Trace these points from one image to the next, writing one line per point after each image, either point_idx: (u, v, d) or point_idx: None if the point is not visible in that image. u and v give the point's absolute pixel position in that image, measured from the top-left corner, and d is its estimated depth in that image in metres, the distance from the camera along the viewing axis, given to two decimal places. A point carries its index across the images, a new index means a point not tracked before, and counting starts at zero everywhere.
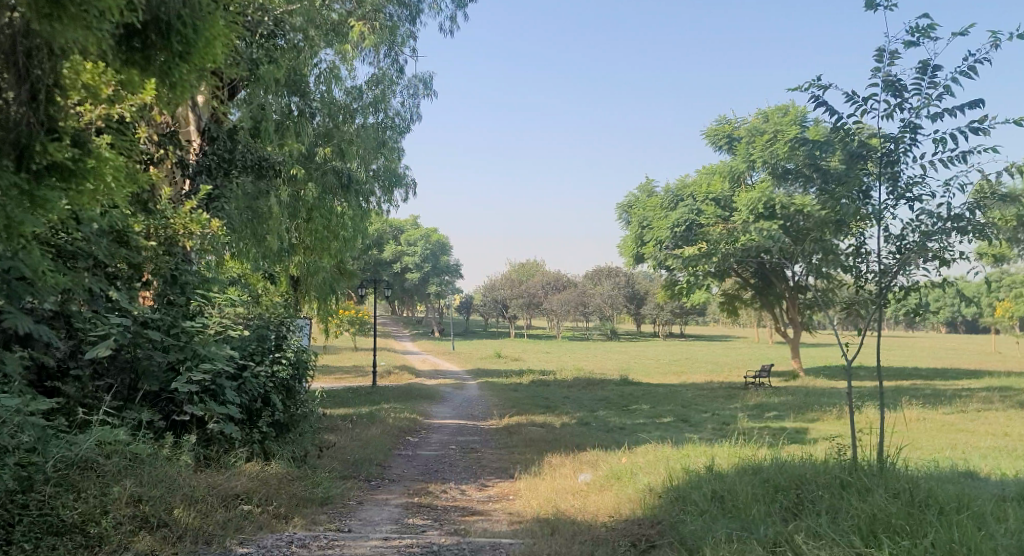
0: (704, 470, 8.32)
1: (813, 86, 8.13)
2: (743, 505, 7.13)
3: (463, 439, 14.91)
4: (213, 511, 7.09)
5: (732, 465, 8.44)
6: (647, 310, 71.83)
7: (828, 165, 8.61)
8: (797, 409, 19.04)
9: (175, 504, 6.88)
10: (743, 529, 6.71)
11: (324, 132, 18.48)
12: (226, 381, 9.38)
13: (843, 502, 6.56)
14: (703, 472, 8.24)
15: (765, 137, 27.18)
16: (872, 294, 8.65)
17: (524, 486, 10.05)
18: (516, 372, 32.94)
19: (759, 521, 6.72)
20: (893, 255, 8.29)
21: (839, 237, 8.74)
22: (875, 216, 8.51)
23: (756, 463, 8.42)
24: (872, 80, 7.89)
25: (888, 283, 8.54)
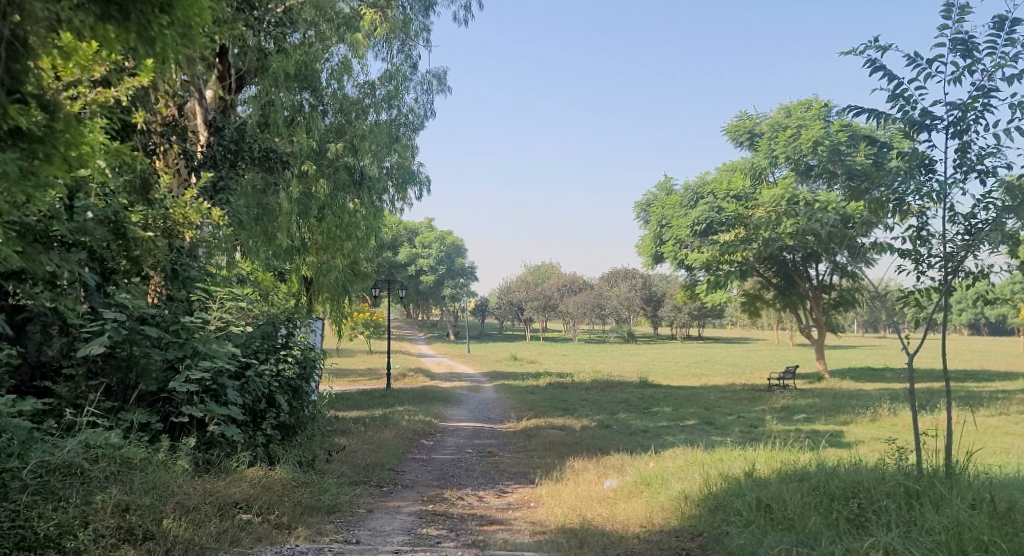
0: (746, 476, 7.69)
1: (869, 49, 7.50)
2: (794, 517, 6.50)
3: (479, 443, 14.30)
4: (208, 521, 6.50)
5: (774, 471, 7.80)
6: (664, 312, 70.93)
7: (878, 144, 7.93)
8: (828, 411, 18.32)
9: (165, 514, 6.29)
10: (800, 545, 6.07)
11: (336, 128, 17.78)
12: (228, 381, 8.79)
13: (918, 517, 5.98)
14: (745, 478, 7.62)
15: (789, 133, 26.47)
16: (935, 283, 7.85)
17: (547, 492, 9.41)
18: (533, 375, 32.26)
19: (820, 537, 6.08)
20: (960, 236, 7.63)
21: (896, 220, 8.07)
22: (940, 194, 7.80)
23: (805, 469, 7.80)
24: (939, 40, 7.28)
25: (955, 270, 7.74)
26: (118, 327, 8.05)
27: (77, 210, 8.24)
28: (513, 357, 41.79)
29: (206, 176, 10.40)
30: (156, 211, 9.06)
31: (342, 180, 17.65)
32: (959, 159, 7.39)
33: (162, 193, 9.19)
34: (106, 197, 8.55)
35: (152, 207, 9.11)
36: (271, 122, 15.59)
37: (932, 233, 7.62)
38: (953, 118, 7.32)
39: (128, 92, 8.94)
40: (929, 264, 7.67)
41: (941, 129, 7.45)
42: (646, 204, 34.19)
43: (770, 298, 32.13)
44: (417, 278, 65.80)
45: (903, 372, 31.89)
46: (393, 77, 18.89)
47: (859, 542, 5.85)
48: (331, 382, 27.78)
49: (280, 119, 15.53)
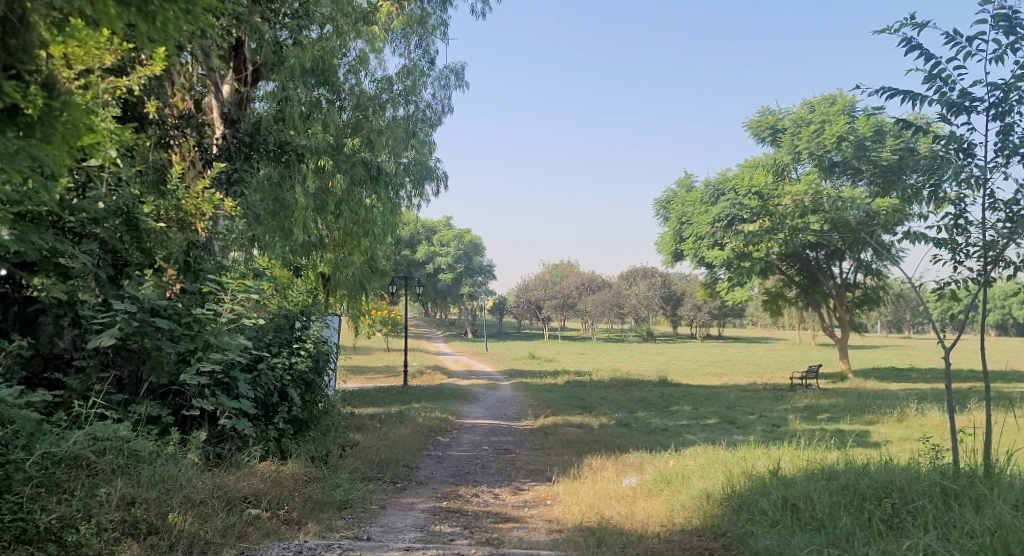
0: (772, 473, 7.45)
1: (906, 27, 7.27)
2: (822, 518, 6.26)
3: (495, 440, 14.09)
4: (215, 514, 6.36)
5: (801, 469, 7.55)
6: (684, 311, 70.46)
7: (911, 130, 7.64)
8: (852, 411, 17.99)
9: (170, 508, 6.16)
10: (832, 547, 5.83)
11: (353, 123, 17.50)
12: (240, 374, 8.62)
13: (958, 518, 5.74)
14: (771, 476, 7.37)
15: (812, 129, 26.09)
16: (973, 274, 7.56)
17: (564, 490, 9.20)
18: (551, 373, 32.01)
19: (854, 539, 5.85)
20: (1002, 224, 7.33)
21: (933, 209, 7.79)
22: (980, 181, 7.49)
23: (835, 467, 7.54)
24: (980, 17, 7.03)
25: (997, 260, 7.43)
26: (129, 318, 7.90)
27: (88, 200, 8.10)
28: (531, 355, 41.56)
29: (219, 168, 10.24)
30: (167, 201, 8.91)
31: (359, 176, 17.41)
32: (1001, 142, 7.10)
33: (174, 182, 9.03)
34: (118, 187, 8.41)
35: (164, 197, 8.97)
36: (288, 116, 15.45)
37: (971, 220, 7.33)
38: (995, 99, 7.03)
39: (141, 81, 8.77)
40: (967, 253, 7.38)
41: (980, 110, 7.17)
42: (666, 201, 33.88)
43: (791, 297, 31.68)
44: (435, 276, 65.61)
45: (927, 372, 31.41)
46: (411, 71, 18.70)
47: (896, 544, 5.60)
48: (348, 379, 27.65)
49: (297, 113, 15.40)
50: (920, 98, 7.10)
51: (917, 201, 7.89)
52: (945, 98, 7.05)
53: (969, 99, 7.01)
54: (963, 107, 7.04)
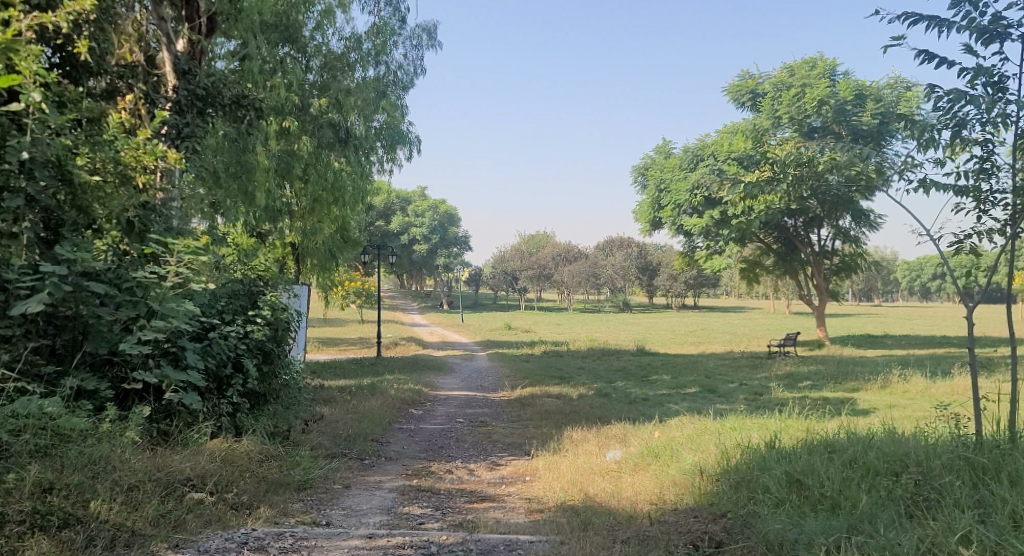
0: (772, 445, 6.91)
1: None
2: (835, 496, 5.78)
3: (470, 412, 13.45)
4: (147, 501, 5.71)
5: (803, 440, 7.01)
6: (660, 281, 70.14)
7: (935, 62, 7.00)
8: (835, 379, 17.54)
9: (94, 495, 5.50)
10: (858, 531, 5.34)
11: (320, 84, 16.69)
12: (188, 343, 7.86)
13: (992, 497, 5.32)
14: (770, 448, 6.83)
15: (792, 92, 25.35)
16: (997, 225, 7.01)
17: (544, 465, 8.60)
18: (528, 343, 31.46)
19: (880, 521, 5.37)
20: None
21: (956, 153, 7.18)
22: (1009, 119, 6.88)
23: (840, 437, 7.01)
24: None
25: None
26: (60, 283, 7.13)
27: (11, 151, 7.34)
28: (508, 326, 40.93)
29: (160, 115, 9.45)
30: (102, 153, 8.22)
31: (327, 138, 16.63)
32: None
33: (111, 131, 8.38)
34: (47, 137, 7.66)
35: (99, 149, 8.28)
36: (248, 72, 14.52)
37: (999, 166, 6.78)
38: None
39: (68, 17, 8.43)
40: (993, 201, 6.83)
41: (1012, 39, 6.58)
42: (644, 168, 33.20)
43: (770, 265, 31.18)
44: (410, 247, 64.59)
45: (904, 339, 31.19)
46: (381, 30, 17.84)
47: (933, 529, 5.08)
48: (321, 352, 26.89)
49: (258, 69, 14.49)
50: (947, 24, 6.50)
51: (930, 148, 7.22)
52: (975, 24, 6.42)
53: (1003, 25, 6.39)
54: (995, 34, 6.42)
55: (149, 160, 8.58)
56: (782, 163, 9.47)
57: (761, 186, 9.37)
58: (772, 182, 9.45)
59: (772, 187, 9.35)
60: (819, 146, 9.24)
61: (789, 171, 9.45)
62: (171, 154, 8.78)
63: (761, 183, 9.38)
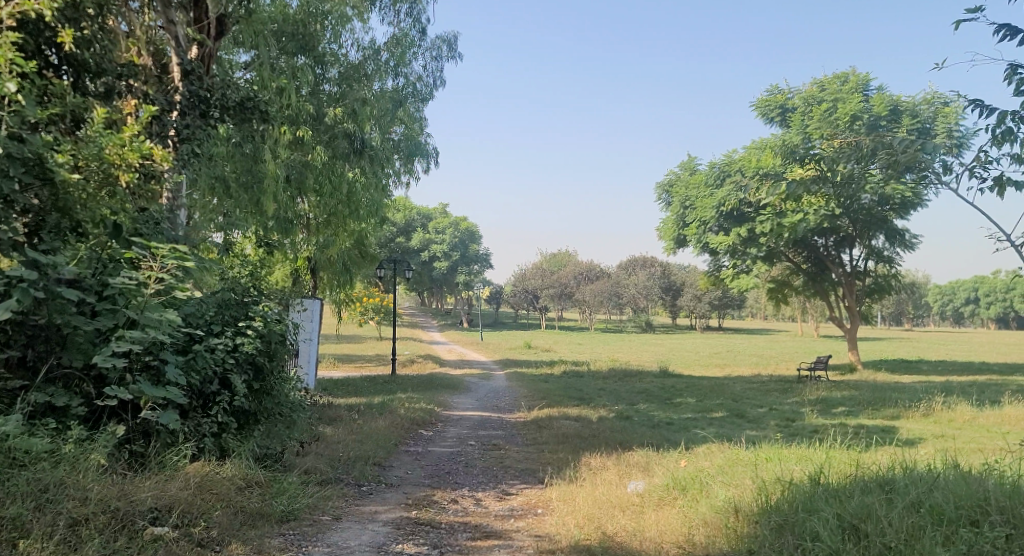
0: (820, 484, 6.16)
1: None
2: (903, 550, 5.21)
3: (483, 435, 12.66)
4: (91, 538, 5.50)
5: (852, 476, 6.29)
6: (683, 302, 69.13)
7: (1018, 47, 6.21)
8: (872, 405, 16.58)
9: (28, 531, 5.35)
10: None
11: (336, 96, 15.78)
12: (170, 356, 7.14)
13: None
14: (818, 488, 6.11)
15: (823, 107, 24.46)
16: None
17: (558, 496, 7.85)
18: (547, 363, 30.61)
19: None
20: None
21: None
22: None
23: (893, 475, 6.29)
24: None
25: None
26: (29, 288, 6.45)
27: None
28: (527, 345, 40.00)
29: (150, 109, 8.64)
30: (85, 150, 7.49)
31: (341, 149, 15.73)
32: None
33: (96, 127, 7.55)
34: (23, 133, 6.97)
35: (84, 145, 7.55)
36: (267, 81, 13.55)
37: None
38: None
39: (51, 4, 7.85)
40: None
41: None
42: (669, 185, 32.41)
43: (799, 285, 30.16)
44: (430, 264, 63.89)
45: (938, 365, 30.05)
46: (401, 42, 17.08)
47: None
48: (336, 368, 26.20)
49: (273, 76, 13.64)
50: None
51: (1008, 141, 6.45)
52: None
53: None
54: None
55: (135, 159, 7.71)
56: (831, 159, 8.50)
57: (806, 185, 8.43)
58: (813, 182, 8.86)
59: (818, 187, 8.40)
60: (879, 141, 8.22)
61: (840, 169, 8.46)
62: (161, 153, 7.90)
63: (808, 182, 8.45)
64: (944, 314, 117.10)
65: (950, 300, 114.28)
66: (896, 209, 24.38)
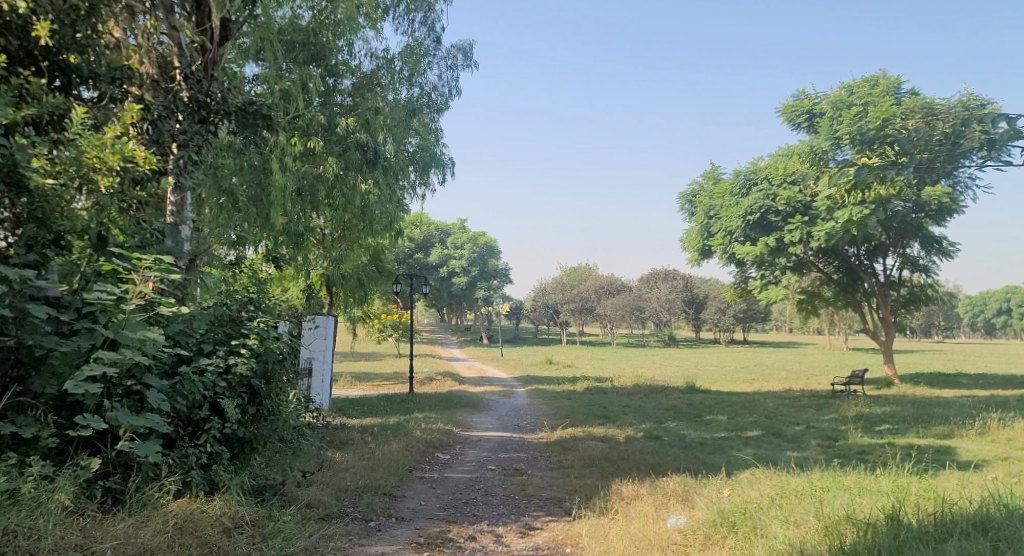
0: (908, 532, 5.37)
1: None
2: None
3: (505, 457, 11.82)
4: None
5: (936, 519, 5.49)
6: (707, 315, 68.10)
7: None
8: (918, 422, 15.64)
9: None
10: None
11: (349, 105, 14.88)
12: (155, 380, 6.41)
13: None
14: (906, 537, 5.33)
15: (854, 112, 23.43)
16: None
17: (587, 532, 7.05)
18: (571, 379, 29.75)
19: None
20: None
21: None
22: None
23: (986, 518, 5.45)
24: None
25: None
26: None
27: None
28: (549, 361, 39.06)
29: (133, 106, 7.86)
30: (62, 153, 6.75)
31: (354, 161, 14.63)
32: None
33: (74, 128, 6.79)
34: None
35: (61, 149, 6.80)
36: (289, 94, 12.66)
37: None
38: None
39: None
40: None
41: None
42: (692, 195, 31.54)
43: (830, 296, 29.09)
44: (450, 279, 63.18)
45: (977, 378, 28.89)
46: (415, 51, 16.15)
47: None
48: (352, 387, 25.37)
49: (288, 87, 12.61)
50: None
51: None
52: None
53: None
54: None
55: (116, 162, 6.88)
56: (909, 142, 8.88)
57: (882, 169, 9.04)
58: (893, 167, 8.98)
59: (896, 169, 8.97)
60: (954, 120, 8.72)
61: (918, 152, 8.88)
62: (144, 155, 7.12)
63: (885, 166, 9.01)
64: (972, 325, 115.28)
65: (980, 310, 112.30)
66: (932, 216, 23.36)
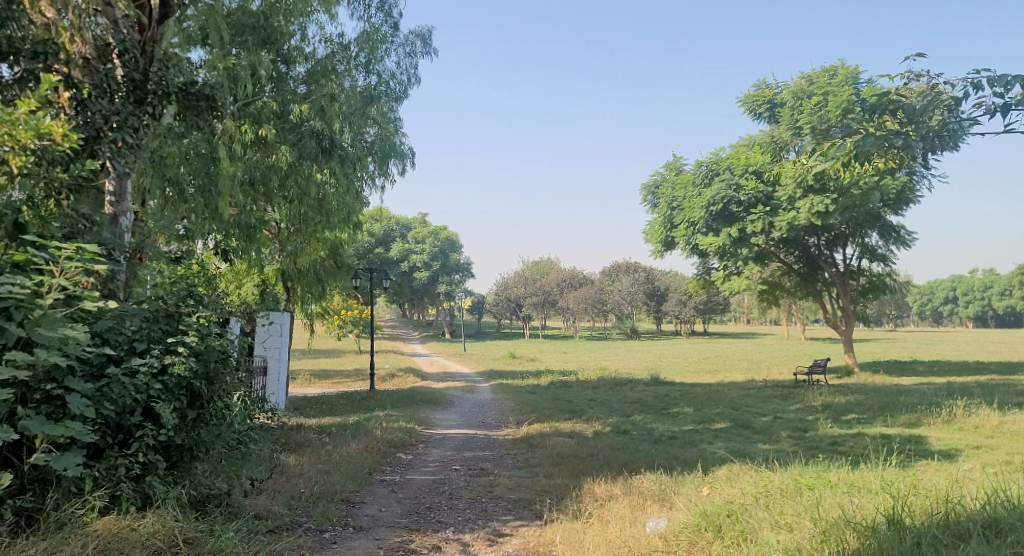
0: (910, 547, 5.09)
1: None
2: None
3: (469, 457, 11.28)
4: None
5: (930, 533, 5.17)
6: (668, 307, 68.18)
7: None
8: (886, 411, 15.44)
9: None
10: None
11: (303, 93, 14.08)
12: (78, 384, 5.87)
13: None
14: (905, 551, 5.05)
15: (815, 100, 23.19)
16: None
17: (560, 539, 6.58)
18: (534, 373, 29.28)
19: None
20: None
21: None
22: None
23: (984, 531, 5.13)
24: None
25: None
26: None
27: None
28: (512, 355, 38.52)
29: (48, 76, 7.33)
30: None
31: (309, 150, 13.69)
32: None
33: None
34: None
35: None
36: (239, 79, 11.90)
37: None
38: None
39: None
40: None
41: None
42: (654, 187, 31.23)
43: (790, 286, 28.96)
44: (410, 274, 62.31)
45: (935, 365, 29.06)
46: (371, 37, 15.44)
47: None
48: (310, 386, 24.63)
49: (239, 73, 11.80)
50: None
51: None
52: None
53: None
54: None
55: (30, 140, 6.56)
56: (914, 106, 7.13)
57: (886, 139, 7.12)
58: (897, 135, 7.13)
59: (901, 139, 7.05)
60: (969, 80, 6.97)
61: (925, 119, 7.09)
62: (62, 133, 6.80)
63: (888, 134, 7.10)
64: (925, 314, 117.36)
65: (931, 299, 114.37)
66: (891, 206, 23.27)
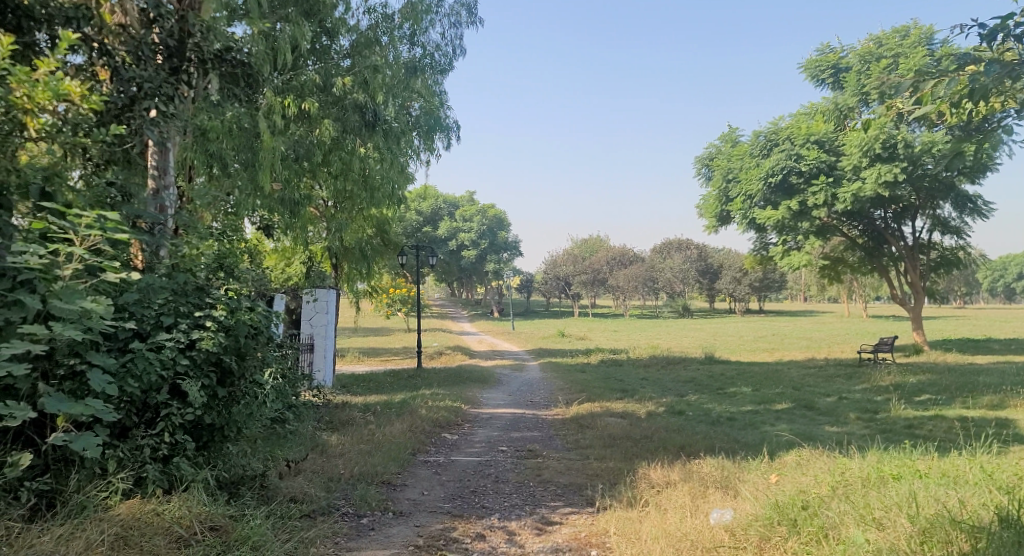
0: None
1: None
2: None
3: (518, 437, 10.80)
4: None
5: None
6: (722, 284, 66.93)
7: None
8: (960, 392, 14.56)
9: None
10: None
11: (348, 64, 13.51)
12: (99, 359, 5.51)
13: None
14: None
15: (885, 63, 22.03)
16: None
17: (616, 529, 6.09)
18: (585, 351, 28.75)
19: None
20: None
21: None
22: None
23: None
24: None
25: None
26: None
27: None
28: (563, 334, 37.95)
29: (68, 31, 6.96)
30: None
31: (352, 123, 13.09)
32: None
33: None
34: None
35: None
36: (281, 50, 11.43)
37: None
38: None
39: None
40: None
41: None
42: (708, 159, 30.28)
43: (853, 261, 27.84)
44: (459, 252, 62.07)
45: (1007, 343, 27.75)
46: (416, 6, 14.88)
47: None
48: (359, 364, 24.41)
49: (279, 41, 11.33)
50: None
51: None
52: None
53: None
54: None
55: (49, 101, 6.10)
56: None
57: (1011, 68, 6.15)
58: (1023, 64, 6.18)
59: None
60: None
61: None
62: (80, 94, 6.42)
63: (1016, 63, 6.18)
64: (990, 291, 113.67)
65: (999, 276, 110.56)
66: (964, 175, 22.08)
